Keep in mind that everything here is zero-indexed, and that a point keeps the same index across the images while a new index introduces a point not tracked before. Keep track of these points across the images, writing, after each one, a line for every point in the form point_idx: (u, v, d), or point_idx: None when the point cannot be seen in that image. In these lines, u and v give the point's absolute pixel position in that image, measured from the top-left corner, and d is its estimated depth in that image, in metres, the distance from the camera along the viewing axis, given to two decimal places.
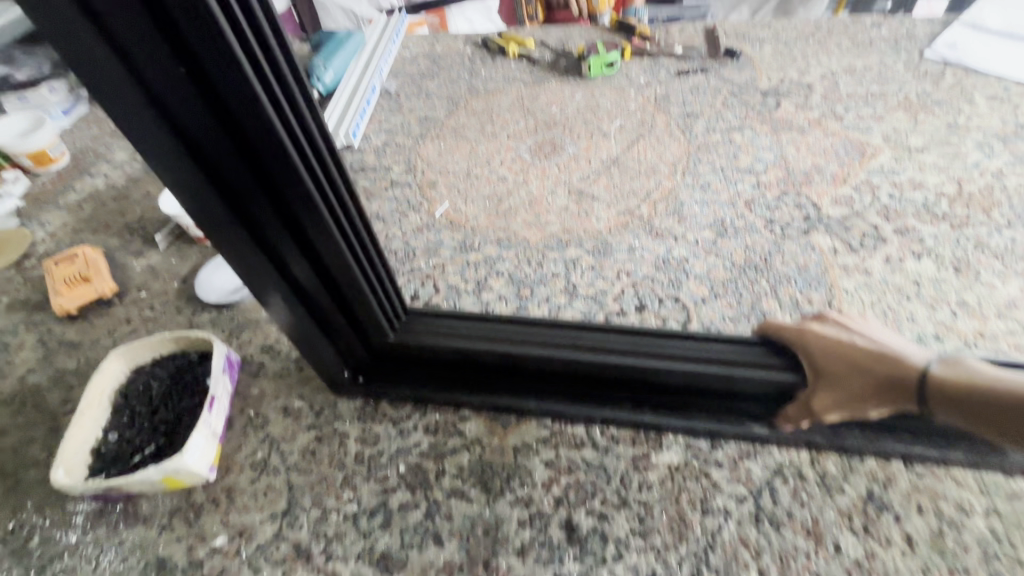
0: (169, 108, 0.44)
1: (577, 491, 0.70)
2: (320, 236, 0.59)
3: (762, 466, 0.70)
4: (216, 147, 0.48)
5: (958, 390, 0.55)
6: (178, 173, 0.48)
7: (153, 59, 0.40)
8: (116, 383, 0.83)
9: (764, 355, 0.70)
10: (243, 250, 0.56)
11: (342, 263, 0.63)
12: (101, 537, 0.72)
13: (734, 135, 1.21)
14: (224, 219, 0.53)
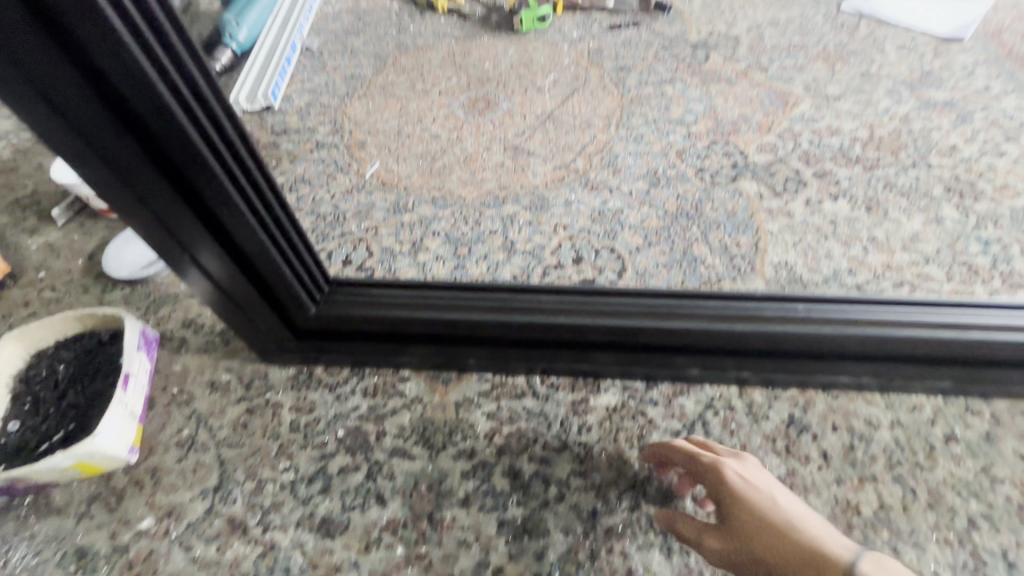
0: (15, 54, 0.38)
1: (519, 439, 0.71)
2: (223, 206, 0.54)
3: (694, 401, 0.73)
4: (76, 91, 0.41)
5: (770, 532, 0.56)
6: (41, 121, 0.42)
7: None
8: (13, 370, 0.76)
9: (702, 309, 0.72)
10: (130, 210, 0.51)
11: (251, 231, 0.58)
12: (9, 533, 0.66)
13: (666, 88, 1.22)
14: (109, 181, 0.47)
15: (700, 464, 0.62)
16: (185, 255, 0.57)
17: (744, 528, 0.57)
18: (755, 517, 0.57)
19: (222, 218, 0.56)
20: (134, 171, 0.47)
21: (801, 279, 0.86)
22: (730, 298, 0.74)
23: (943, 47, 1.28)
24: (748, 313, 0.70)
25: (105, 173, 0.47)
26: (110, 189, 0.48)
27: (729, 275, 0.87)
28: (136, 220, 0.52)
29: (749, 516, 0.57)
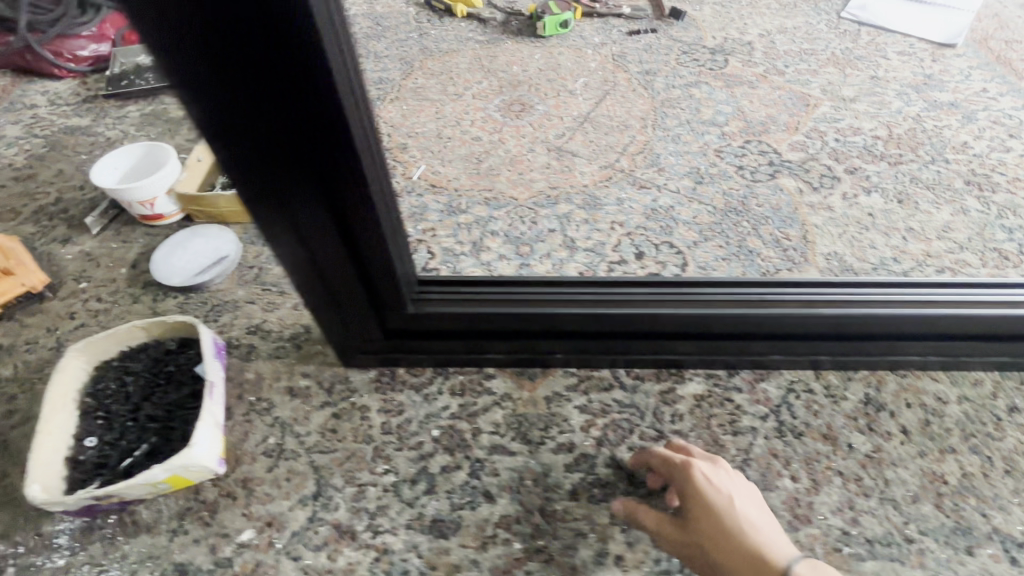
0: (210, 48, 0.40)
1: (616, 430, 0.72)
2: (354, 207, 0.55)
3: (775, 385, 0.76)
4: (246, 62, 0.41)
5: (736, 553, 0.53)
6: (212, 113, 0.44)
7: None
8: (79, 383, 0.72)
9: (785, 296, 0.75)
10: (267, 204, 0.52)
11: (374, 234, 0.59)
12: (97, 554, 0.63)
13: (693, 91, 1.27)
14: (256, 173, 0.49)
15: (671, 464, 0.62)
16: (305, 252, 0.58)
17: (719, 548, 0.54)
18: (716, 525, 0.55)
19: (342, 206, 0.55)
20: (283, 166, 0.49)
21: (852, 267, 0.91)
22: (807, 287, 0.77)
23: (939, 53, 1.38)
24: (829, 299, 0.74)
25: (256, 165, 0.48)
26: (247, 163, 0.48)
27: (786, 266, 0.91)
28: (271, 214, 0.53)
29: (714, 523, 0.55)
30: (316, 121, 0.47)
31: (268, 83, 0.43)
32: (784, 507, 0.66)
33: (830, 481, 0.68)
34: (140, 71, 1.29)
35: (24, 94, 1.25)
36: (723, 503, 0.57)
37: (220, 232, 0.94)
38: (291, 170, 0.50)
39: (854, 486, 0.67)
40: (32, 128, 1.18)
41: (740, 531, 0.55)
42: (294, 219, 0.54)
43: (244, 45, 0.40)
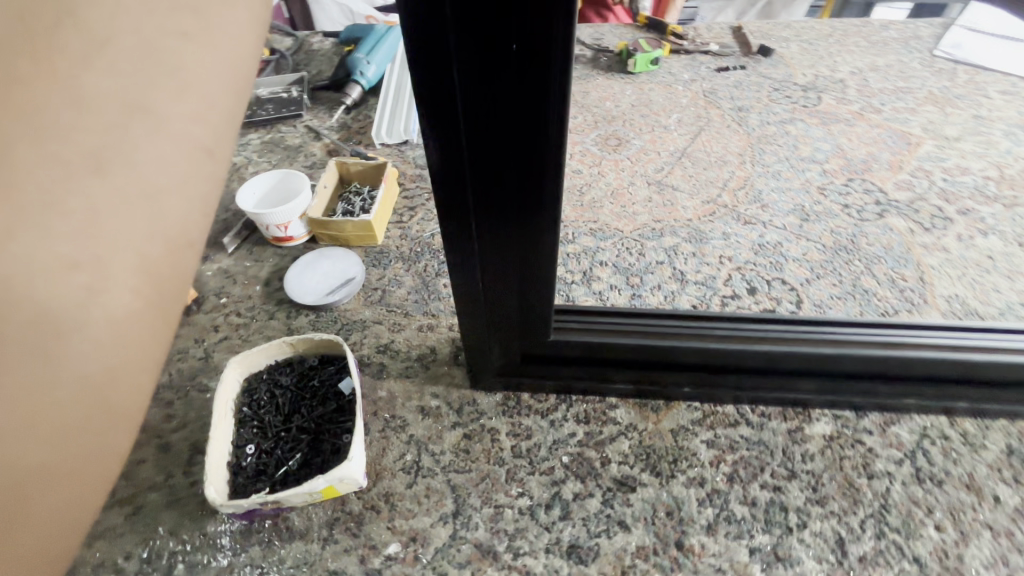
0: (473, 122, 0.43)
1: (746, 467, 0.72)
2: (537, 265, 0.58)
3: (908, 430, 0.75)
4: (497, 132, 0.44)
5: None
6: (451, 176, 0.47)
7: (491, 31, 0.37)
8: (235, 394, 0.77)
9: (920, 336, 0.73)
10: (464, 253, 0.55)
11: (543, 288, 0.61)
12: (257, 557, 0.67)
13: (789, 128, 1.28)
14: (465, 226, 0.52)
15: None
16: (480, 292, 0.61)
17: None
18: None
19: (528, 258, 0.57)
20: (490, 221, 0.52)
21: (975, 310, 0.90)
22: (940, 327, 0.75)
23: None
24: (963, 342, 0.73)
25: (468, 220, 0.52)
26: (464, 214, 0.51)
27: (905, 307, 0.90)
28: (464, 260, 0.56)
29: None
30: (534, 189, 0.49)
31: (508, 151, 0.46)
32: (932, 557, 0.64)
33: (980, 533, 0.66)
34: (260, 103, 1.40)
35: None
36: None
37: (345, 255, 1.00)
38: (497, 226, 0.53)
39: (1006, 540, 0.65)
40: None
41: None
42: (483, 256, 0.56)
43: (501, 122, 0.43)
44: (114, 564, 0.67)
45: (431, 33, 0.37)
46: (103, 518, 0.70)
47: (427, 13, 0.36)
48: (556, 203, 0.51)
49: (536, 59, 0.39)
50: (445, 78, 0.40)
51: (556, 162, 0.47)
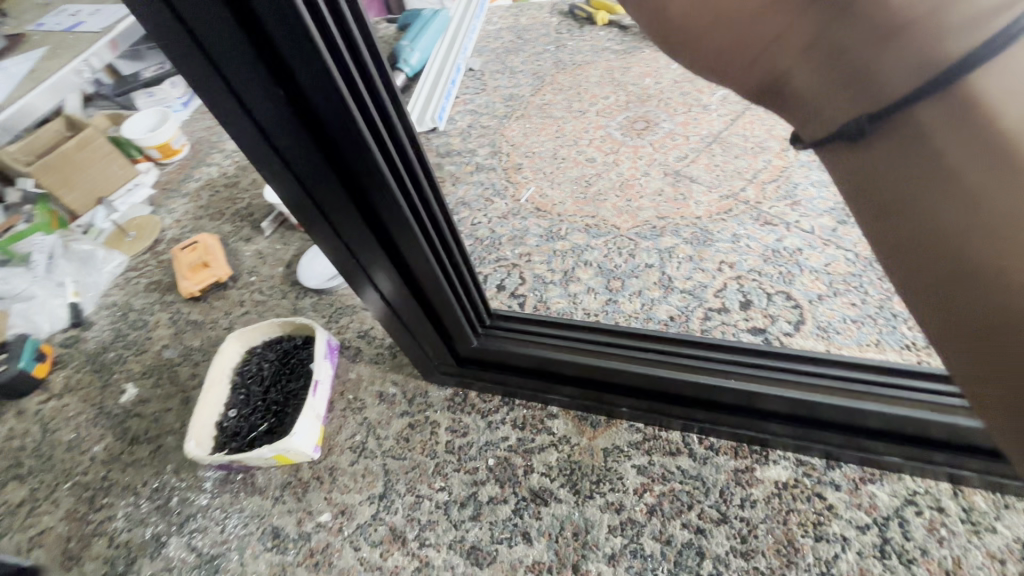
0: (285, 151, 0.44)
1: (672, 501, 0.67)
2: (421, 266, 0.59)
3: (888, 493, 0.63)
4: (305, 154, 0.44)
5: (939, 267, 0.22)
6: (293, 199, 0.49)
7: (252, 82, 0.38)
8: (234, 363, 0.91)
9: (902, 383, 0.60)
10: (347, 263, 0.57)
11: (437, 287, 0.62)
12: (225, 502, 0.80)
13: None
14: (333, 242, 0.54)
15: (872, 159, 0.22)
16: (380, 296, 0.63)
17: (909, 263, 0.23)
18: (821, 91, 0.22)
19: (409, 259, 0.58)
20: (354, 234, 0.53)
21: None
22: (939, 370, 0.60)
23: None
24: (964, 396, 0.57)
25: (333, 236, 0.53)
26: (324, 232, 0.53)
27: None
28: (350, 269, 0.58)
29: (794, 75, 0.23)
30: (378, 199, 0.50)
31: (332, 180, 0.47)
32: None
33: None
34: None
35: None
36: (851, 172, 0.24)
37: None
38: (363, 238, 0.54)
39: None
40: None
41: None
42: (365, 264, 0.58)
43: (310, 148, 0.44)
44: (134, 488, 0.85)
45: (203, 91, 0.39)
46: (136, 451, 0.90)
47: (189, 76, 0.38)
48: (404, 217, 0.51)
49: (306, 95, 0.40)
50: (240, 127, 0.42)
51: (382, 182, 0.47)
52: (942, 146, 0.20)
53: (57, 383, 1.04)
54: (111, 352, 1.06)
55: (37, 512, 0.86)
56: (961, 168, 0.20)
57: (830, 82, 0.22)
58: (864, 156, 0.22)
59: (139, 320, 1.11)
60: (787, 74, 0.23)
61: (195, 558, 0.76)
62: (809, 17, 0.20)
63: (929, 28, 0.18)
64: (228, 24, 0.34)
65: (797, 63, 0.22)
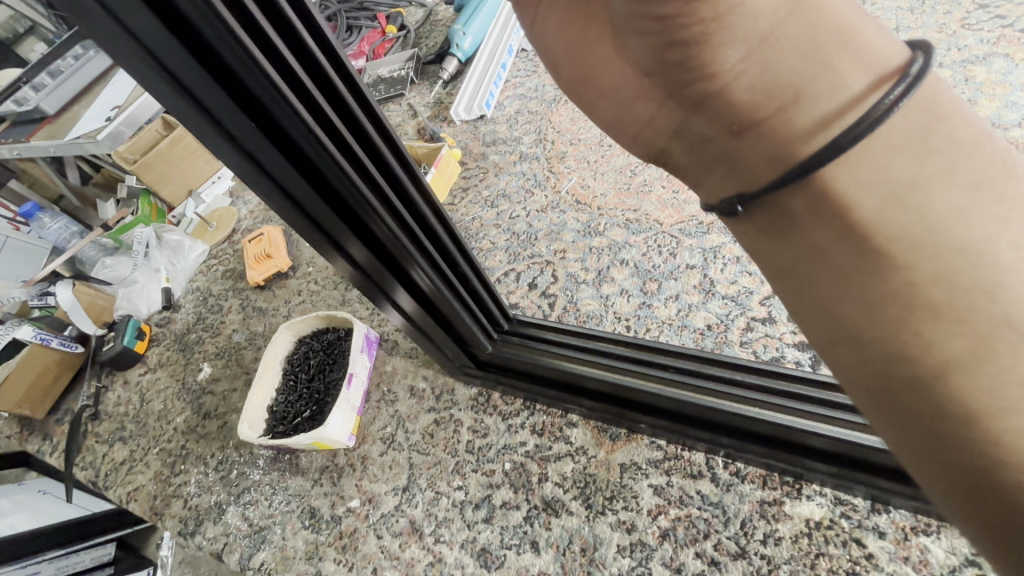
0: (271, 171, 0.46)
1: (687, 528, 0.63)
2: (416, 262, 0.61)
3: (945, 548, 0.54)
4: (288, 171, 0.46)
5: (841, 327, 0.29)
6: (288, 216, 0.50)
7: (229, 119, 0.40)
8: (286, 351, 0.98)
9: None
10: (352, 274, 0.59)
11: (435, 283, 0.64)
12: (274, 479, 0.88)
13: (974, 71, 0.88)
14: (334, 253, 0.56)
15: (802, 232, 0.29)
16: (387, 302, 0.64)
17: (821, 323, 0.31)
18: (696, 167, 0.34)
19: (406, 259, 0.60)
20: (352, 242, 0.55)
21: None
22: None
23: None
24: None
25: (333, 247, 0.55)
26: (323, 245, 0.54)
27: None
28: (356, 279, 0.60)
29: (670, 153, 0.35)
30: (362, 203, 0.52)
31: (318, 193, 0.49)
32: None
33: None
34: (377, 82, 1.56)
35: None
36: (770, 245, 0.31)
37: None
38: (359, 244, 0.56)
39: None
40: None
41: (744, 92, 0.28)
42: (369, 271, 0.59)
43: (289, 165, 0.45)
44: (204, 458, 0.96)
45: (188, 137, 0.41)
46: (207, 424, 1.01)
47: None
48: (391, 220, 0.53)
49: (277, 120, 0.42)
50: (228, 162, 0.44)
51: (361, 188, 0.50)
52: (814, 234, 0.29)
53: (152, 358, 1.19)
54: (194, 334, 1.20)
55: (133, 471, 1.01)
56: (836, 251, 0.28)
57: (732, 181, 0.32)
58: (762, 237, 0.32)
59: (216, 305, 1.23)
60: (669, 151, 0.35)
61: (247, 528, 0.85)
62: (669, 109, 0.33)
63: (777, 133, 0.28)
64: (193, 67, 0.36)
65: (707, 167, 0.33)
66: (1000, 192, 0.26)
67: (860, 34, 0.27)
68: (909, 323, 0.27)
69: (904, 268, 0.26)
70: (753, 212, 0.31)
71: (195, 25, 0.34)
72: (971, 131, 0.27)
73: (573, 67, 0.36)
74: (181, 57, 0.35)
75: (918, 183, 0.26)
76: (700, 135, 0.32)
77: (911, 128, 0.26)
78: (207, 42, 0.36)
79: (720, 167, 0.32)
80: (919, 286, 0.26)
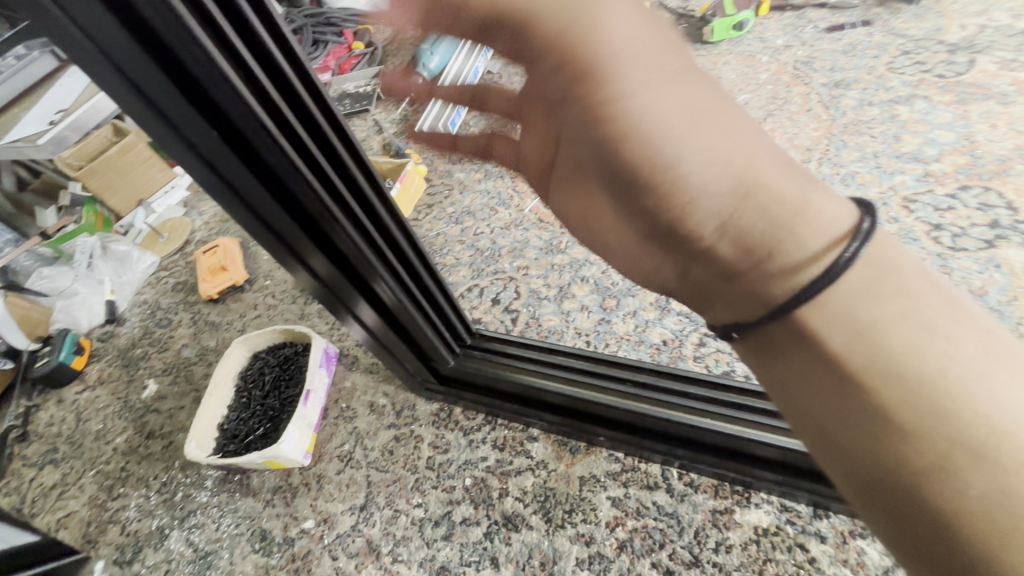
0: (237, 185, 0.46)
1: (643, 539, 0.64)
2: (380, 279, 0.61)
3: (879, 550, 0.58)
4: (254, 184, 0.46)
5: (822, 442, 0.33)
6: (253, 230, 0.50)
7: (191, 127, 0.40)
8: (239, 367, 0.95)
9: None
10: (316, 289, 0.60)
11: (399, 300, 0.64)
12: (222, 501, 0.84)
13: (899, 110, 0.97)
14: (298, 267, 0.56)
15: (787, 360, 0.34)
16: (351, 317, 0.65)
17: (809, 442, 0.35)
18: (698, 302, 0.39)
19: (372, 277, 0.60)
20: (317, 259, 0.55)
21: None
22: None
23: None
24: None
25: (295, 263, 0.55)
26: (288, 260, 0.55)
27: None
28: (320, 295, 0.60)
29: (676, 291, 0.41)
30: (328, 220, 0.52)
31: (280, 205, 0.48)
32: None
33: None
34: (343, 98, 1.56)
35: None
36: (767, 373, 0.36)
37: None
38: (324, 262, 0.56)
39: None
40: None
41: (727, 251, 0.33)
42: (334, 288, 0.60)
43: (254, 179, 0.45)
44: (146, 481, 0.91)
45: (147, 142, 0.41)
46: (151, 444, 0.96)
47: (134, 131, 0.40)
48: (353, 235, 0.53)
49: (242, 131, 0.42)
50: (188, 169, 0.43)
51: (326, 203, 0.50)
52: (796, 364, 0.33)
53: (91, 375, 1.13)
54: (139, 349, 1.14)
55: (65, 496, 0.94)
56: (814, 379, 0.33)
57: (729, 318, 0.37)
58: (760, 361, 0.36)
59: (165, 319, 1.18)
60: (675, 291, 0.41)
61: (192, 553, 0.80)
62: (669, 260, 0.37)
63: (757, 282, 0.33)
64: (158, 76, 0.36)
65: (708, 302, 0.38)
66: (951, 330, 0.30)
67: (814, 205, 0.32)
68: (892, 447, 0.30)
69: (869, 393, 0.30)
70: (747, 339, 0.36)
71: (161, 36, 0.35)
72: (924, 277, 0.31)
73: (580, 206, 0.42)
74: (147, 66, 0.36)
75: (876, 324, 0.30)
76: (704, 284, 0.36)
77: (865, 278, 0.31)
78: (172, 53, 0.36)
79: (720, 302, 0.37)
80: (882, 409, 0.30)
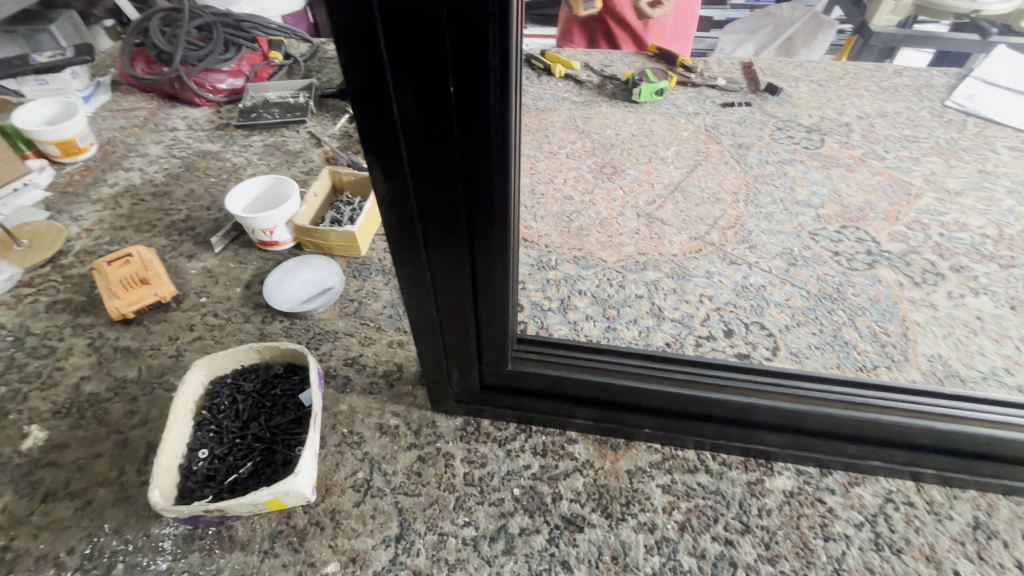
0: (415, 133, 0.42)
1: (699, 516, 0.71)
2: (490, 275, 0.56)
3: (872, 493, 0.73)
4: (438, 139, 0.42)
5: None
6: (395, 187, 0.46)
7: (428, 71, 0.38)
8: (196, 395, 0.77)
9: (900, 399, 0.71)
10: (414, 267, 0.54)
11: (498, 300, 0.60)
12: (195, 563, 0.66)
13: (788, 169, 1.27)
14: (414, 238, 0.51)
15: None
16: (431, 302, 0.59)
17: None
18: None
19: (482, 272, 0.56)
20: (443, 234, 0.51)
21: (959, 374, 0.87)
22: (920, 392, 0.72)
23: None
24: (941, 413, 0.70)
25: (415, 233, 0.50)
26: (411, 228, 0.50)
27: (883, 362, 0.89)
28: (414, 272, 0.55)
29: None
30: (482, 200, 0.48)
31: (454, 176, 0.45)
32: None
33: None
34: (265, 106, 1.42)
35: (166, 116, 1.42)
36: None
37: (326, 264, 1.01)
38: (448, 239, 0.51)
39: None
40: (169, 148, 1.32)
41: None
42: (434, 269, 0.55)
43: (444, 133, 0.42)
44: (55, 559, 0.67)
45: (359, 73, 0.38)
46: (53, 509, 0.71)
47: (354, 58, 0.37)
48: (506, 226, 0.51)
49: (474, 94, 0.40)
50: (383, 113, 0.40)
51: (501, 188, 0.47)
52: None
53: None
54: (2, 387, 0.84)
55: None
56: None
57: None
58: None
59: (41, 348, 0.90)
60: None
61: None
62: None
63: None
64: None
65: None
66: None
67: None
68: None
69: None
70: None
71: None
72: None
73: None
74: None
75: None
76: None
77: None
78: None
79: None
80: None
